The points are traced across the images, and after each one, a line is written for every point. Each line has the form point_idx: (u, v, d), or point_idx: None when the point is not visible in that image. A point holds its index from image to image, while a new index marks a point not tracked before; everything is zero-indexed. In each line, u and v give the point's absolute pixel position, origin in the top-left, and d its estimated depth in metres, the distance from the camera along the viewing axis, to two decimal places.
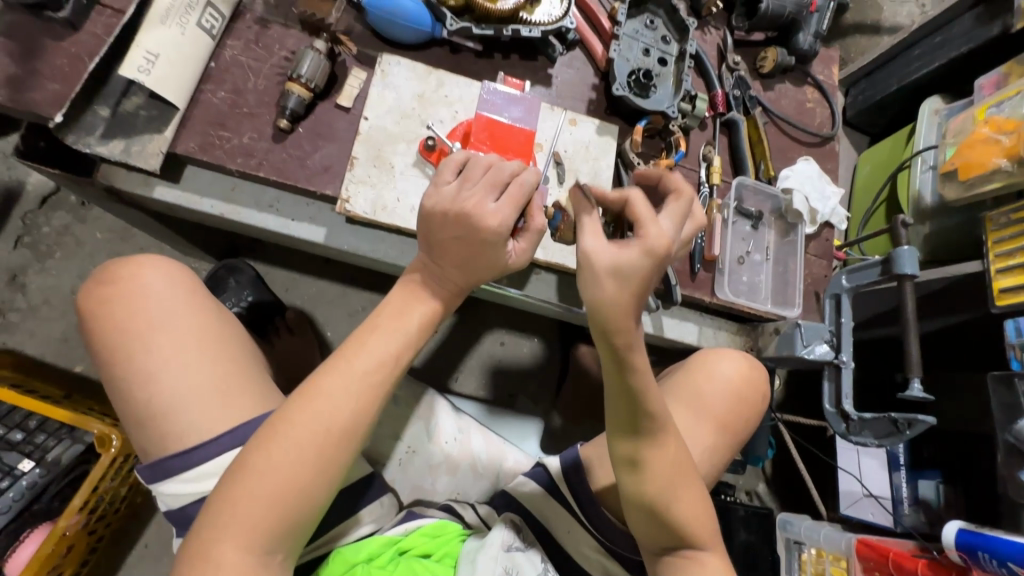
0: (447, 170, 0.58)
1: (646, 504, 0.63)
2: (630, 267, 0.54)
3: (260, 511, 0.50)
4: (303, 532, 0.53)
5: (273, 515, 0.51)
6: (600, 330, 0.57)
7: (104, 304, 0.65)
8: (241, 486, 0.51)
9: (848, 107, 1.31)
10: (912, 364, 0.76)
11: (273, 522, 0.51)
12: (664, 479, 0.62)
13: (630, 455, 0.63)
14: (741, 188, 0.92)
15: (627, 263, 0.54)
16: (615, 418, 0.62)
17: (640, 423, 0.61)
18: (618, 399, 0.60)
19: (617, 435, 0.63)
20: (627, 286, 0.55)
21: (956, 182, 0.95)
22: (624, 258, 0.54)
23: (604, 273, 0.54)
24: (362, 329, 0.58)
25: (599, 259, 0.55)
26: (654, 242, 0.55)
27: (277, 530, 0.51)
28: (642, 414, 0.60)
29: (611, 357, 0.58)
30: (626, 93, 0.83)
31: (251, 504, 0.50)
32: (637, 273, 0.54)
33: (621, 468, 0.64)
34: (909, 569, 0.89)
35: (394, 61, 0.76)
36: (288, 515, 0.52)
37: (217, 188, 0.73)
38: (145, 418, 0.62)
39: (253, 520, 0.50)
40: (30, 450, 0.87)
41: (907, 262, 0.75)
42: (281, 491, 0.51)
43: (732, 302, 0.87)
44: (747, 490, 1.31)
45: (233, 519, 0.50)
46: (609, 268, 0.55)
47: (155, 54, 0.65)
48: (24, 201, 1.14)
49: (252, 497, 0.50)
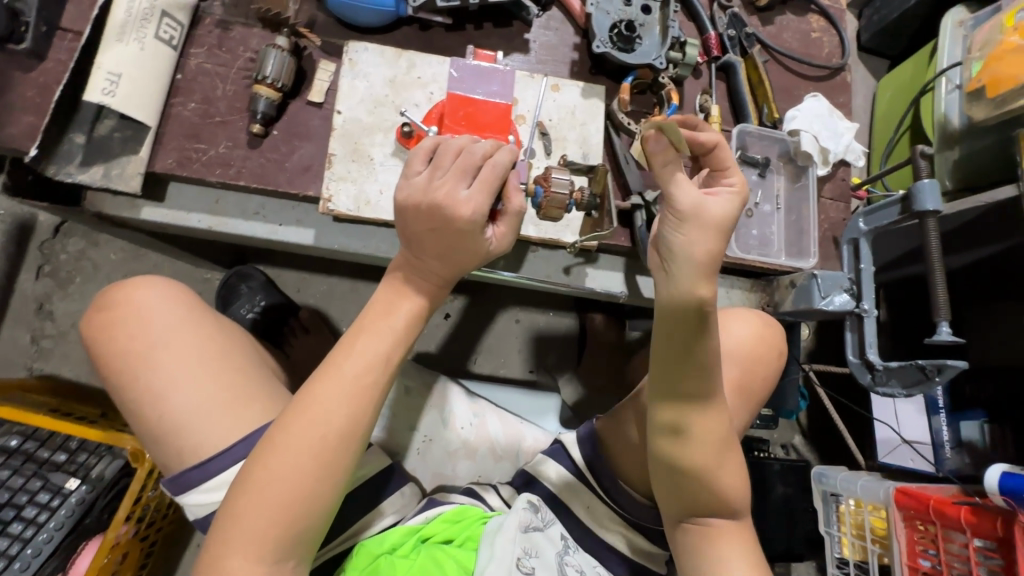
0: (416, 161, 0.55)
1: (678, 467, 0.62)
2: (724, 210, 0.54)
3: (264, 523, 0.51)
4: (313, 536, 0.54)
5: (277, 523, 0.52)
6: (688, 287, 0.54)
7: (108, 329, 0.66)
8: (243, 499, 0.52)
9: (862, 30, 1.22)
10: (938, 307, 0.71)
11: (278, 531, 0.52)
12: (701, 448, 0.61)
13: (673, 413, 0.60)
14: (744, 135, 0.86)
15: (728, 204, 0.54)
16: (667, 370, 0.59)
17: (688, 377, 0.58)
18: (671, 354, 0.57)
19: (663, 395, 0.60)
20: (716, 230, 0.54)
21: (984, 101, 0.87)
22: (718, 203, 0.54)
23: (714, 221, 0.53)
24: (349, 332, 0.57)
25: (708, 208, 0.53)
26: (739, 190, 0.57)
27: (283, 537, 0.52)
28: (690, 372, 0.58)
29: (698, 313, 0.55)
30: (607, 49, 0.78)
31: (254, 515, 0.51)
32: (724, 215, 0.54)
33: (663, 428, 0.61)
34: (951, 515, 0.83)
35: (361, 48, 0.74)
36: (293, 523, 0.52)
37: (201, 202, 0.73)
38: (160, 433, 0.65)
39: (258, 531, 0.51)
40: (75, 468, 0.92)
41: (928, 195, 0.70)
42: (283, 501, 0.52)
43: (743, 259, 0.82)
44: (783, 444, 1.30)
45: (239, 530, 0.51)
46: (715, 219, 0.54)
47: (117, 73, 0.63)
48: (39, 232, 1.18)
49: (256, 507, 0.51)
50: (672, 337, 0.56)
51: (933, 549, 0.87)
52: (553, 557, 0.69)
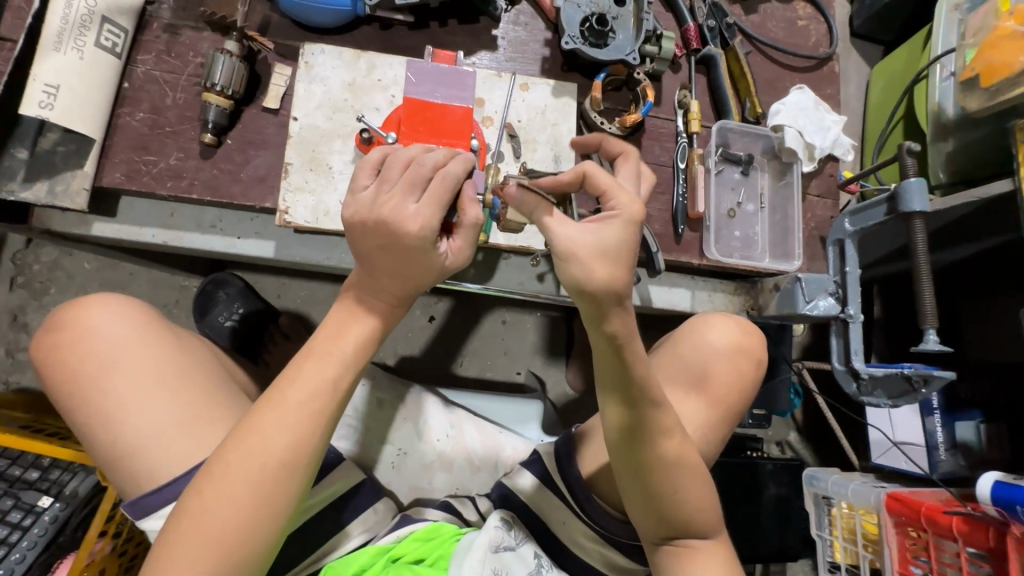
0: (363, 175, 0.52)
1: (645, 486, 0.59)
2: (613, 240, 0.47)
3: (200, 557, 0.49)
4: (254, 568, 0.52)
5: (212, 556, 0.49)
6: (596, 318, 0.50)
7: (59, 350, 0.64)
8: (179, 532, 0.49)
9: (854, 15, 1.18)
10: (924, 313, 0.68)
11: (215, 565, 0.49)
12: (666, 466, 0.59)
13: (637, 427, 0.57)
14: (725, 132, 0.83)
15: (610, 237, 0.47)
16: (611, 386, 0.56)
17: (639, 395, 0.55)
18: (615, 381, 0.55)
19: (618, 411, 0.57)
20: (617, 263, 0.47)
21: (978, 91, 0.83)
22: (604, 234, 0.47)
23: (591, 256, 0.47)
24: (298, 356, 0.54)
25: (580, 244, 0.47)
26: (630, 212, 0.49)
27: (222, 571, 0.50)
28: (640, 395, 0.55)
29: (610, 347, 0.52)
30: (578, 45, 0.74)
31: (189, 550, 0.49)
32: (621, 246, 0.47)
33: (623, 444, 0.58)
34: (943, 524, 0.81)
35: (318, 49, 0.70)
36: (231, 557, 0.50)
37: (155, 216, 0.70)
38: (115, 458, 0.62)
39: (193, 565, 0.49)
40: (47, 487, 0.90)
41: (915, 195, 0.67)
42: (219, 533, 0.49)
43: (725, 262, 0.79)
44: (778, 441, 1.27)
45: (173, 564, 0.49)
46: (594, 249, 0.47)
47: (54, 85, 0.60)
48: (11, 243, 1.16)
49: (192, 540, 0.49)
50: (609, 365, 0.54)
51: (925, 557, 0.85)
52: None
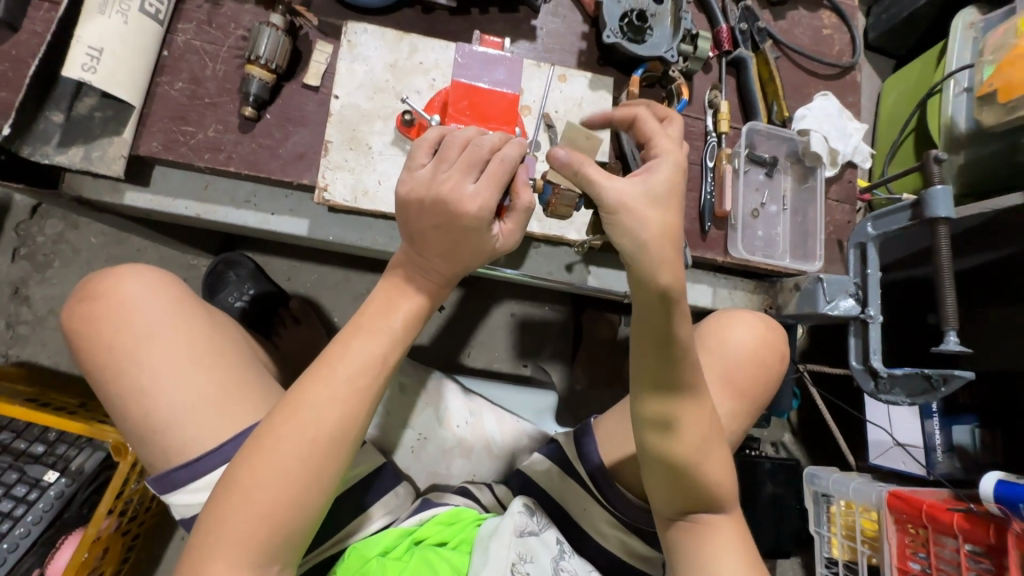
0: (420, 153, 0.52)
1: (672, 465, 0.59)
2: (664, 188, 0.48)
3: (249, 528, 0.49)
4: (300, 541, 0.52)
5: (261, 528, 0.49)
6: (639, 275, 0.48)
7: (90, 321, 0.63)
8: (227, 503, 0.49)
9: (869, 29, 1.21)
10: (946, 315, 0.72)
11: (263, 537, 0.49)
12: (698, 443, 0.58)
13: (663, 409, 0.57)
14: (753, 133, 0.85)
15: (661, 183, 0.48)
16: (649, 357, 0.54)
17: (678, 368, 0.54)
18: (649, 351, 0.53)
19: (648, 387, 0.56)
20: (667, 207, 0.48)
21: (995, 106, 0.87)
22: (656, 181, 0.48)
23: (643, 204, 0.47)
24: (346, 331, 0.54)
25: (630, 194, 0.47)
26: (674, 158, 0.50)
27: (269, 543, 0.50)
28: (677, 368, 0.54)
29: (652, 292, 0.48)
30: (618, 40, 0.75)
31: (240, 521, 0.49)
32: (672, 192, 0.48)
33: (649, 421, 0.58)
34: (944, 522, 0.84)
35: (361, 29, 0.70)
36: (279, 528, 0.50)
37: (189, 188, 0.69)
38: (144, 432, 0.62)
39: (242, 536, 0.49)
40: (53, 461, 0.88)
41: (941, 201, 0.71)
42: (268, 505, 0.49)
43: (748, 261, 0.81)
44: (773, 442, 1.30)
45: (224, 534, 0.49)
46: (645, 197, 0.48)
47: (98, 47, 0.59)
48: (15, 213, 1.13)
49: (240, 511, 0.49)
50: (653, 320, 0.51)
51: (924, 552, 0.88)
52: (549, 562, 0.66)
